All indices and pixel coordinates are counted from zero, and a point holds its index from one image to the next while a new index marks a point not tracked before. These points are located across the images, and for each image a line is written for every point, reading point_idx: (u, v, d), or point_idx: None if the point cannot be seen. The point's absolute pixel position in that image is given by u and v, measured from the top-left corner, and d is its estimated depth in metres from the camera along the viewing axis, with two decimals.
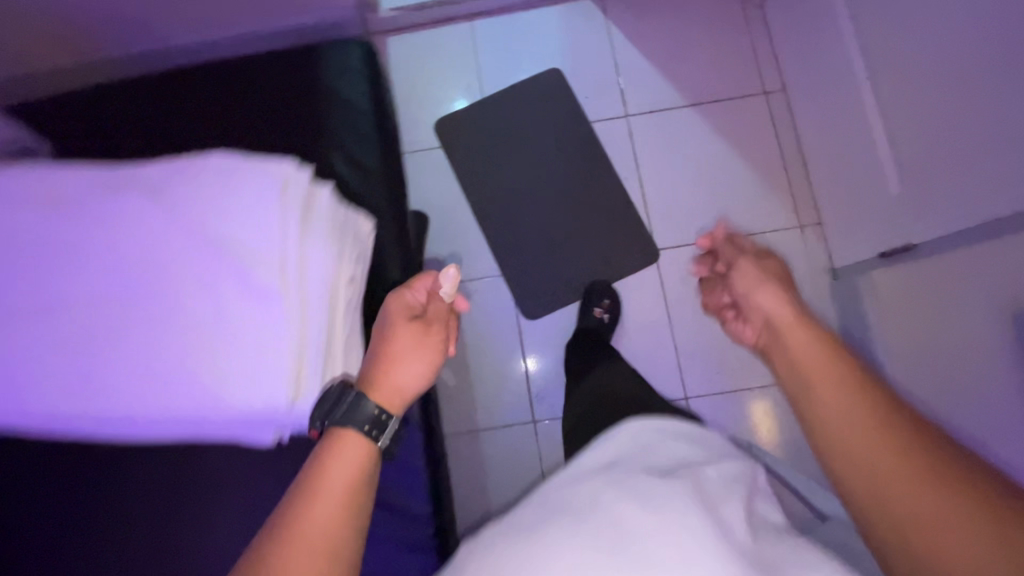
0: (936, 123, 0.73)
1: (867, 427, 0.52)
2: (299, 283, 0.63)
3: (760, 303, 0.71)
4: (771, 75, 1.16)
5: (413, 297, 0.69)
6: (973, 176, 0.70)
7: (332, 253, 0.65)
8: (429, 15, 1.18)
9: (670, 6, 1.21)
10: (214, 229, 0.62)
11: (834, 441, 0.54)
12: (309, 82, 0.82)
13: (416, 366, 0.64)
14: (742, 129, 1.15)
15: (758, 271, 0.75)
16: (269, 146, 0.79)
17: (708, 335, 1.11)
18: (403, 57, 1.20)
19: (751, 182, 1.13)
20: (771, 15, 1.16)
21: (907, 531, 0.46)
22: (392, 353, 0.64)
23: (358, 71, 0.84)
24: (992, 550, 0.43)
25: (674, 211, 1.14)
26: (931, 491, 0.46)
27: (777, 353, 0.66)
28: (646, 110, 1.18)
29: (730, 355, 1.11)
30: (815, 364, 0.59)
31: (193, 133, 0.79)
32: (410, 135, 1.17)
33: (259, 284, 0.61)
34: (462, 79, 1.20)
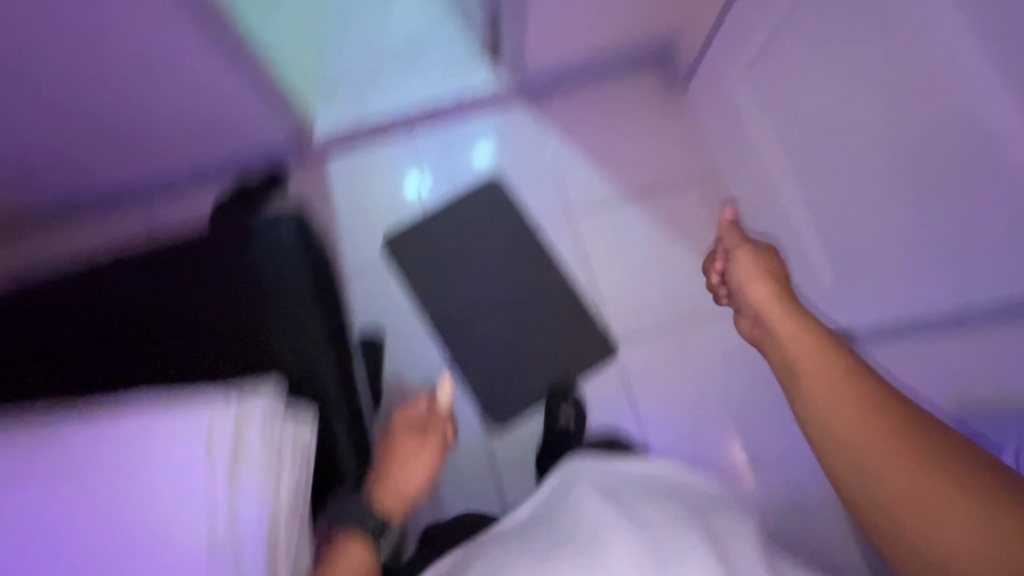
0: (876, 209, 0.80)
1: (874, 424, 0.55)
2: (232, 540, 0.55)
3: (749, 297, 0.72)
4: (703, 165, 1.22)
5: (415, 411, 0.82)
6: (922, 252, 0.75)
7: (267, 491, 0.57)
8: (366, 137, 1.24)
9: (600, 105, 1.27)
10: (137, 494, 0.56)
11: (825, 438, 0.59)
12: (248, 268, 0.80)
13: (409, 471, 0.74)
14: (682, 219, 1.20)
15: (759, 262, 0.73)
16: (216, 350, 0.75)
17: (679, 424, 1.12)
18: (346, 179, 1.24)
19: (696, 269, 1.18)
20: (696, 109, 1.23)
21: (904, 528, 0.50)
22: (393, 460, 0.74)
23: (291, 247, 0.81)
24: (990, 533, 0.46)
25: (626, 305, 1.17)
26: (943, 494, 0.49)
27: (775, 346, 0.67)
28: (587, 208, 1.22)
29: (707, 442, 1.11)
30: (823, 376, 0.61)
31: (139, 346, 0.76)
32: (359, 255, 1.20)
33: (189, 550, 0.54)
34: (406, 194, 1.23)
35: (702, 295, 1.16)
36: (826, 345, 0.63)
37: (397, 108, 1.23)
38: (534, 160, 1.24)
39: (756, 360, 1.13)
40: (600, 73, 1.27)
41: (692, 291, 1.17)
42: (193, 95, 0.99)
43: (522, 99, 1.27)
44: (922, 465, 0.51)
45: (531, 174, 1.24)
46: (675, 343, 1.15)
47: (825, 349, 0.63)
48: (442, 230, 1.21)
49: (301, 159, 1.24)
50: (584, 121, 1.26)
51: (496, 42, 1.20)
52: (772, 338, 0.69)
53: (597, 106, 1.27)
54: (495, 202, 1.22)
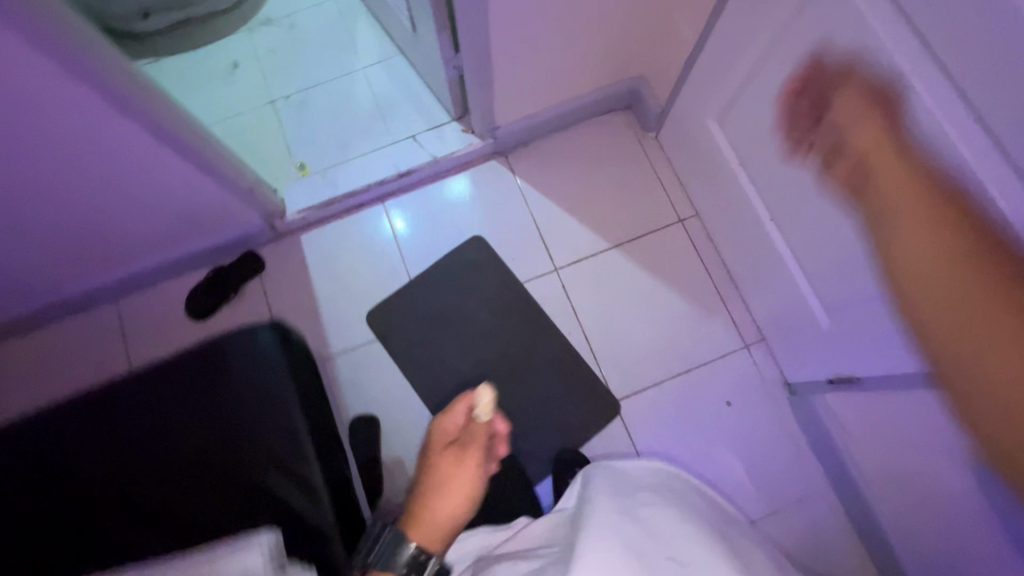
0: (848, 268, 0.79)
1: (939, 241, 0.51)
2: None
3: (855, 136, 0.60)
4: (682, 202, 1.21)
5: (453, 427, 0.99)
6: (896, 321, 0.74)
7: None
8: (338, 209, 1.20)
9: (573, 151, 1.26)
10: None
11: (929, 296, 0.52)
12: (229, 388, 0.71)
13: (456, 488, 0.91)
14: (668, 260, 1.18)
15: (864, 104, 0.61)
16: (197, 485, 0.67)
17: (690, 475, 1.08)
18: (322, 253, 1.20)
19: (688, 311, 1.15)
20: (669, 147, 1.22)
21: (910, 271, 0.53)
22: (438, 478, 0.92)
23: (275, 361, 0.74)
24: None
25: (622, 358, 1.15)
26: (988, 293, 0.48)
27: (877, 194, 0.57)
28: (572, 259, 1.20)
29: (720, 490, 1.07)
30: (930, 224, 0.52)
31: (100, 488, 0.66)
32: (343, 333, 1.16)
33: None
34: (385, 263, 1.19)
35: (697, 337, 1.14)
36: (914, 183, 0.54)
37: (370, 176, 1.20)
38: (514, 216, 1.22)
39: (759, 400, 1.10)
40: (571, 122, 1.26)
41: (687, 334, 1.15)
42: (167, 196, 0.98)
43: (495, 156, 1.25)
44: (942, 240, 0.51)
45: (513, 231, 1.21)
46: (675, 393, 1.12)
47: (913, 188, 0.54)
48: (428, 301, 1.17)
49: (273, 239, 1.20)
50: (561, 170, 1.24)
51: (465, 101, 1.19)
52: (871, 192, 0.59)
53: (571, 154, 1.25)
54: (482, 265, 1.19)
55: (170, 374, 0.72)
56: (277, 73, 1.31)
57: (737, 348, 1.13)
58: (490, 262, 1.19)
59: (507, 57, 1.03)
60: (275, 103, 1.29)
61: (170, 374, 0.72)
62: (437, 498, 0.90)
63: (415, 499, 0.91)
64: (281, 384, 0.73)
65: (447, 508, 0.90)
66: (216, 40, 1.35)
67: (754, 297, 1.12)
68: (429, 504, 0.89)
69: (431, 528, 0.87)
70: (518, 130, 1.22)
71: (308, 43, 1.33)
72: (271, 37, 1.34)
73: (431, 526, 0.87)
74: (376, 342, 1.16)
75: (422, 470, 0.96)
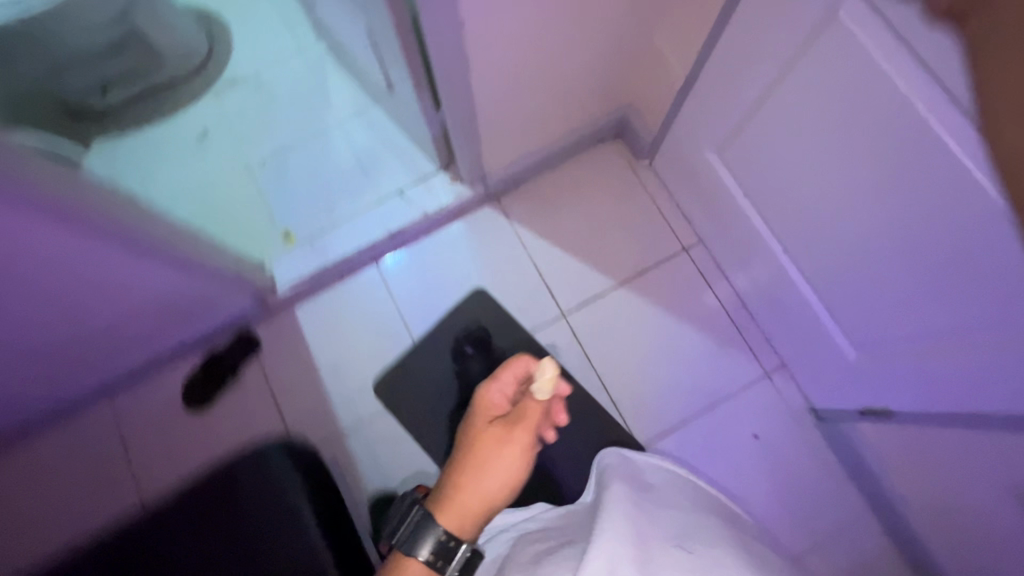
0: (891, 299, 0.77)
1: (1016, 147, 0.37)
2: None
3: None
4: (684, 230, 1.18)
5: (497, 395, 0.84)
6: (945, 356, 0.72)
7: None
8: (333, 276, 1.16)
9: (567, 188, 1.21)
10: None
11: None
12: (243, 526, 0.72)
13: (496, 472, 0.75)
14: (677, 292, 1.15)
15: None
16: None
17: None
18: (319, 324, 1.15)
19: (704, 343, 1.12)
20: (664, 174, 1.19)
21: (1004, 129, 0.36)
22: (477, 458, 0.76)
23: (289, 483, 0.75)
24: None
25: (643, 401, 1.11)
26: None
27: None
28: (578, 302, 1.16)
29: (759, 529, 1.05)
30: None
31: None
32: (352, 407, 1.11)
33: None
34: (387, 327, 1.15)
35: (716, 369, 1.11)
36: None
37: (361, 239, 1.15)
38: (516, 263, 1.18)
39: (787, 429, 1.08)
40: (561, 157, 1.22)
41: (705, 367, 1.12)
42: (139, 299, 0.92)
43: (487, 202, 1.21)
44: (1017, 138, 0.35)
45: (517, 279, 1.17)
46: (702, 431, 1.09)
47: None
48: (439, 363, 1.13)
49: (267, 316, 1.14)
50: (557, 209, 1.20)
51: (451, 151, 1.14)
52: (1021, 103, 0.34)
53: (566, 191, 1.21)
54: (490, 319, 1.15)
55: (183, 522, 0.72)
56: (250, 138, 1.25)
57: (758, 377, 1.10)
58: (497, 314, 1.14)
59: (494, 107, 0.99)
60: (251, 170, 1.23)
61: (182, 522, 0.72)
62: (472, 481, 0.75)
63: (445, 479, 0.77)
64: (294, 509, 0.74)
65: (482, 493, 0.75)
66: (179, 108, 1.28)
67: (771, 323, 1.09)
68: (461, 485, 0.75)
69: (461, 516, 0.74)
70: (510, 172, 1.18)
71: (277, 101, 1.27)
72: (239, 98, 1.27)
73: (461, 512, 0.74)
74: (387, 413, 1.11)
75: (459, 443, 0.81)
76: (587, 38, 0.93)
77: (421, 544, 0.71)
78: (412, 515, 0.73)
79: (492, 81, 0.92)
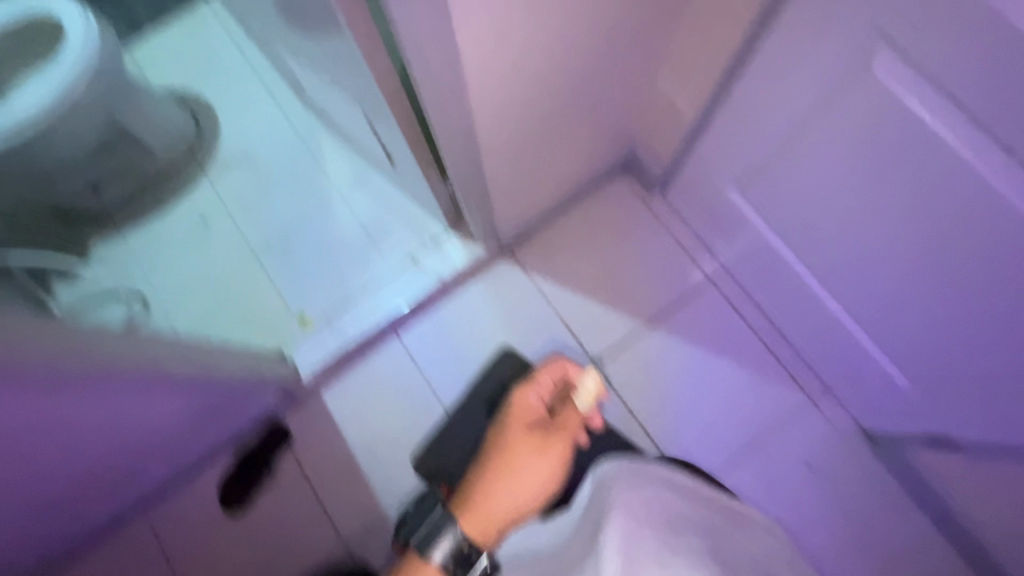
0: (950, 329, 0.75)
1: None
2: None
3: None
4: (706, 260, 1.15)
5: (531, 406, 0.98)
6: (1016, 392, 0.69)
7: None
8: (356, 354, 1.13)
9: (580, 230, 1.18)
10: None
11: None
12: None
13: (526, 478, 0.91)
14: (707, 326, 1.12)
15: None
16: None
17: None
18: (348, 405, 1.12)
19: (742, 375, 1.10)
20: (679, 206, 1.16)
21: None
22: (509, 463, 0.92)
23: None
24: None
25: (688, 442, 1.08)
26: None
27: None
28: (608, 347, 1.13)
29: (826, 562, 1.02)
30: None
31: None
32: (393, 487, 1.08)
33: None
34: (418, 399, 1.12)
35: (758, 400, 1.09)
36: None
37: (380, 312, 1.12)
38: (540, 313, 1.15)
39: (840, 455, 1.05)
40: (570, 200, 1.19)
41: (746, 400, 1.09)
42: (170, 422, 0.90)
43: (501, 256, 1.18)
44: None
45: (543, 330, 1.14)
46: (757, 466, 1.06)
47: None
48: (476, 428, 1.09)
49: (294, 404, 1.12)
50: (575, 253, 1.17)
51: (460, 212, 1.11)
52: None
53: (583, 232, 1.18)
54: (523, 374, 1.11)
55: None
56: (251, 219, 1.22)
57: (802, 404, 1.07)
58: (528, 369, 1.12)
59: (505, 167, 0.96)
60: (258, 253, 1.20)
61: None
62: (504, 486, 0.90)
63: (478, 480, 0.93)
64: None
65: (509, 499, 0.91)
66: (176, 197, 1.25)
67: (808, 348, 1.06)
68: (493, 488, 0.90)
69: (490, 520, 0.90)
70: (522, 223, 1.15)
71: (274, 177, 1.24)
72: (235, 180, 1.25)
73: (489, 516, 0.90)
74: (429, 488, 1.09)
75: (492, 445, 0.96)
76: (592, 87, 0.90)
77: (442, 546, 0.88)
78: (438, 519, 0.91)
79: (501, 145, 0.89)
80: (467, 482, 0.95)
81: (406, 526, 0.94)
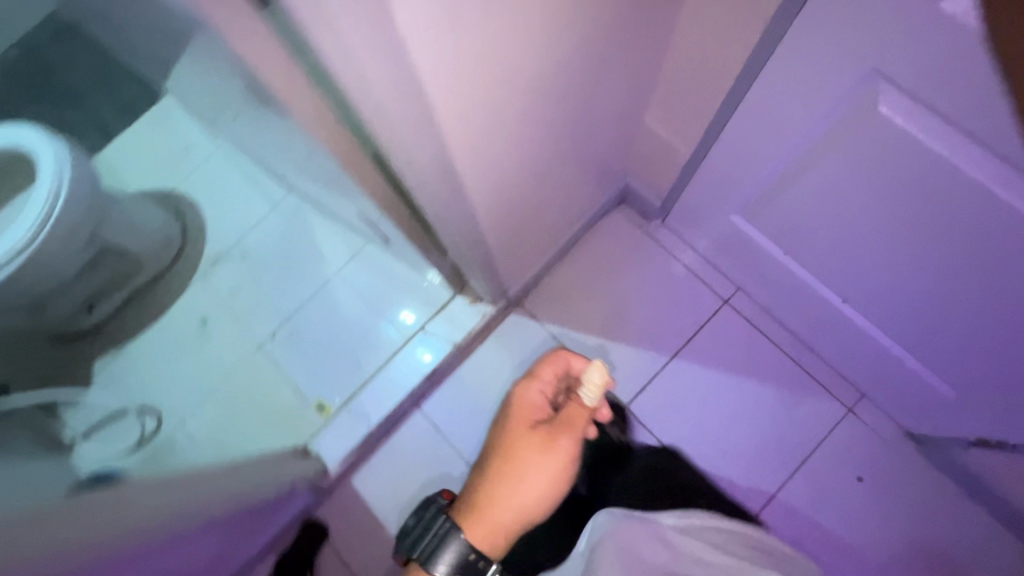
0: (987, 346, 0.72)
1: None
2: None
3: None
4: (718, 282, 1.13)
5: (535, 395, 0.83)
6: None
7: None
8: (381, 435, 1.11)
9: (586, 271, 1.16)
10: None
11: None
12: None
13: (531, 484, 0.77)
14: (730, 349, 1.11)
15: None
16: None
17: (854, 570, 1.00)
18: (380, 488, 1.10)
19: (774, 394, 1.08)
20: (682, 232, 1.14)
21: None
22: (511, 468, 0.77)
23: None
24: None
25: (730, 471, 1.06)
26: None
27: None
28: (634, 386, 1.12)
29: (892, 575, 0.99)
30: None
31: None
32: None
33: None
34: (450, 470, 1.10)
35: (795, 418, 1.06)
36: None
37: (399, 389, 1.10)
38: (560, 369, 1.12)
39: (888, 462, 1.03)
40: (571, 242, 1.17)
41: (783, 418, 1.07)
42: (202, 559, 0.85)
43: (511, 309, 1.16)
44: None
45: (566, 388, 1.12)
46: (807, 487, 1.04)
47: None
48: None
49: (326, 496, 1.09)
50: (587, 296, 1.15)
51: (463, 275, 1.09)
52: None
53: (591, 274, 1.16)
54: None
55: None
56: (252, 311, 1.20)
57: (840, 415, 1.05)
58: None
59: (506, 235, 0.93)
60: (265, 347, 1.17)
61: None
62: (507, 490, 0.76)
63: (477, 486, 0.78)
64: None
65: (516, 503, 0.77)
66: (173, 299, 1.23)
67: (837, 358, 1.04)
68: (496, 494, 0.77)
69: (494, 529, 0.76)
70: (528, 276, 1.12)
71: (268, 266, 1.21)
72: (230, 275, 1.22)
73: (494, 525, 0.76)
74: None
75: (495, 447, 0.81)
76: (583, 146, 0.87)
77: (443, 561, 0.73)
78: (439, 536, 0.74)
79: (502, 220, 0.87)
80: (467, 487, 0.81)
81: (404, 541, 0.77)
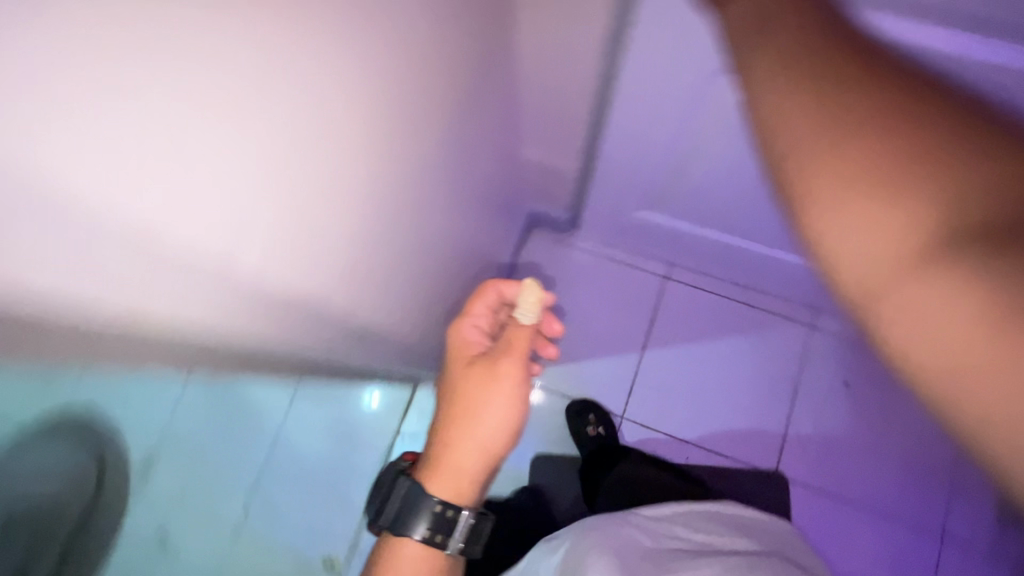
0: None
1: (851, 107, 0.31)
2: None
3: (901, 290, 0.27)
4: (651, 264, 1.15)
5: (474, 328, 0.71)
6: None
7: None
8: None
9: None
10: None
11: None
12: None
13: (485, 418, 0.64)
14: (689, 321, 1.13)
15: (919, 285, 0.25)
16: None
17: (881, 468, 1.05)
18: None
19: (744, 344, 1.11)
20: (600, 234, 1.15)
21: (830, 208, 0.30)
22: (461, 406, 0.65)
23: None
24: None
25: (740, 433, 1.08)
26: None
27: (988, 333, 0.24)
28: (621, 395, 1.12)
29: (913, 454, 1.05)
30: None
31: None
32: None
33: None
34: None
35: (770, 357, 1.10)
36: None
37: None
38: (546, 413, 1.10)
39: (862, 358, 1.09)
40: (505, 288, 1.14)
41: (761, 363, 1.10)
42: None
43: None
44: (943, 262, 0.25)
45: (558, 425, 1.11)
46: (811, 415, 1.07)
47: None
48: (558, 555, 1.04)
49: None
50: None
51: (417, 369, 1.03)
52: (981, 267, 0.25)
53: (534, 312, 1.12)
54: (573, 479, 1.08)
55: None
56: (212, 503, 1.06)
57: (807, 336, 1.10)
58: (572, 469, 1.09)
59: (441, 324, 0.88)
60: (241, 535, 1.05)
61: None
62: (463, 434, 0.64)
63: (431, 438, 0.67)
64: None
65: (476, 444, 0.65)
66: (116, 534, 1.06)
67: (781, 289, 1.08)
68: (453, 439, 0.65)
69: (459, 478, 0.65)
70: None
71: (210, 450, 1.08)
72: (171, 478, 1.08)
73: (457, 473, 0.65)
74: None
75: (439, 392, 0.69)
76: (481, 207, 0.84)
77: (418, 523, 0.64)
78: (404, 499, 0.65)
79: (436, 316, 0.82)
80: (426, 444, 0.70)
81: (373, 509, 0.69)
